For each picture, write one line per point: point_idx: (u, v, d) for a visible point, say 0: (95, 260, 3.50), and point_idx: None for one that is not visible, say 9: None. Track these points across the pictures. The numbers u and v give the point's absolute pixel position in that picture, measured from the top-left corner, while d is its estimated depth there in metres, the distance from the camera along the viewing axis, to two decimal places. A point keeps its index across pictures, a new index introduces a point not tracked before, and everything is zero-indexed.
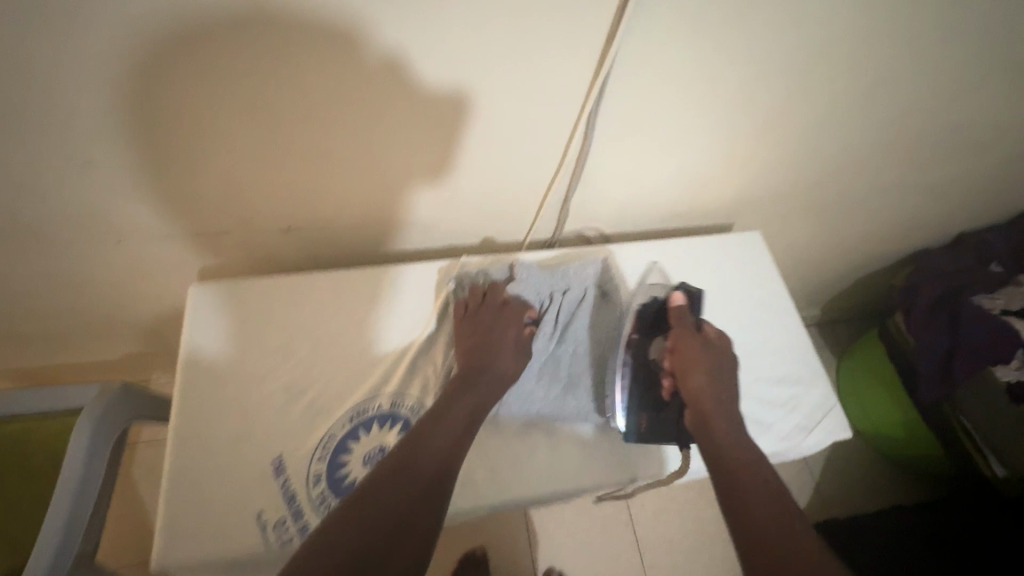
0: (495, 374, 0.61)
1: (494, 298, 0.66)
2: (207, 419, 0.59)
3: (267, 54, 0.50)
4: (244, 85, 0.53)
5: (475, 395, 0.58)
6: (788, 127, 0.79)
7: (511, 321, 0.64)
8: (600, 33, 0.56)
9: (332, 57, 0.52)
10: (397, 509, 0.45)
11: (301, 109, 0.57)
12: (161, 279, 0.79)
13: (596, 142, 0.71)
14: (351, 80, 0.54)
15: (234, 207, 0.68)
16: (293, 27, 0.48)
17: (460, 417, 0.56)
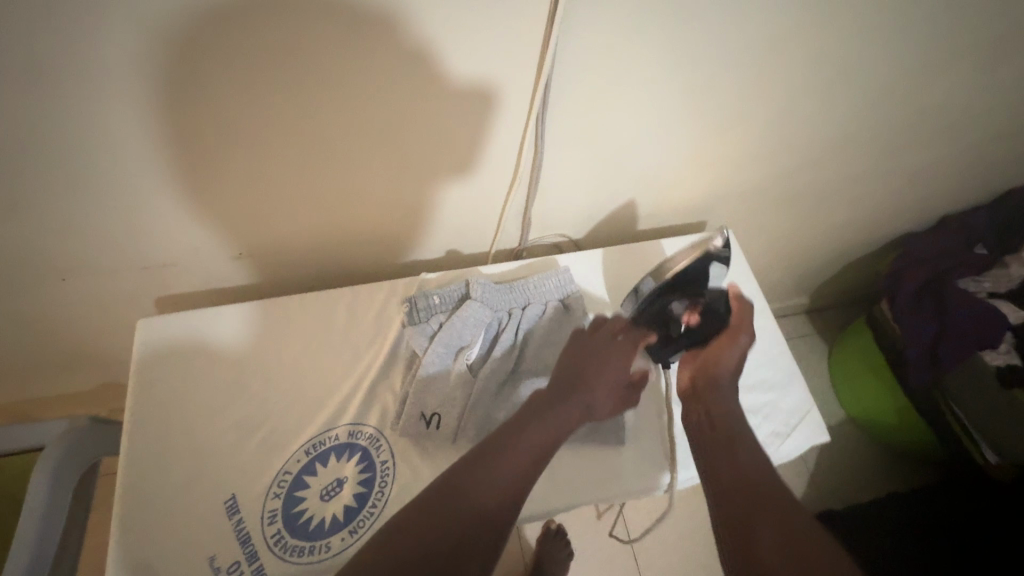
0: (590, 402, 0.57)
1: (614, 325, 0.64)
2: (159, 455, 0.58)
3: (252, 54, 0.49)
4: (221, 90, 0.52)
5: (564, 413, 0.55)
6: (754, 121, 0.76)
7: (624, 352, 0.62)
8: (535, 36, 0.54)
9: (252, 68, 0.50)
10: (471, 521, 0.44)
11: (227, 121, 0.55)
12: (119, 304, 0.78)
13: (551, 144, 0.69)
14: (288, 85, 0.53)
15: (180, 228, 0.67)
16: (205, 39, 0.47)
17: (546, 434, 0.52)
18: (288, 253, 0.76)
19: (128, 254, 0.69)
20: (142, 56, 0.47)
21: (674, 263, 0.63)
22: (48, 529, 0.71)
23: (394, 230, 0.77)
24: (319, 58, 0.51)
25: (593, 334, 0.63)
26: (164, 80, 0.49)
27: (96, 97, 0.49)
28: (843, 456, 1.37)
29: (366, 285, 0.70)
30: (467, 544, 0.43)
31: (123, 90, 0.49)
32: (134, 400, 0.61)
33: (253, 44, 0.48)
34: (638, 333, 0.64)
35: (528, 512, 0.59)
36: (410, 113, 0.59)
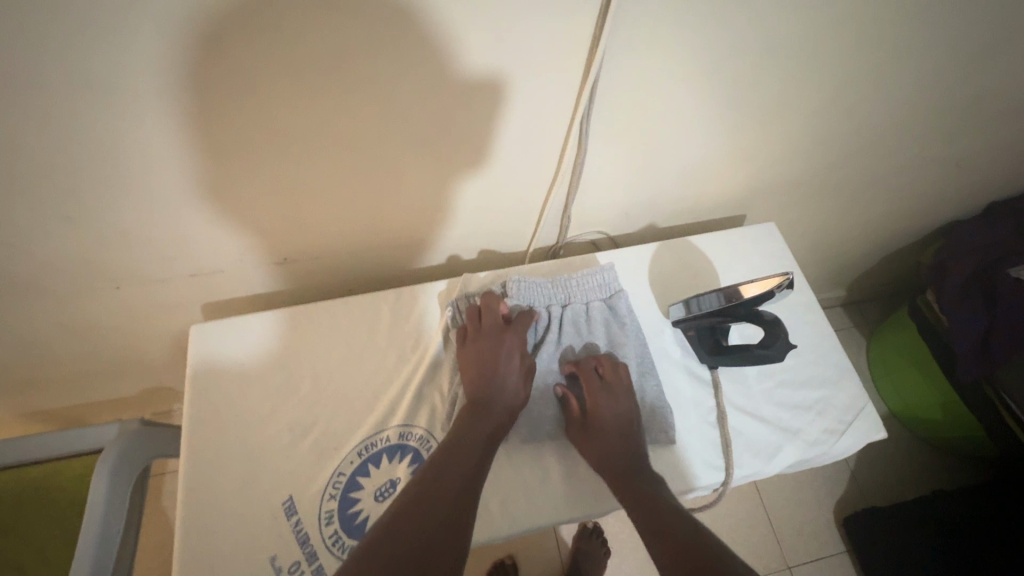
0: (508, 402, 0.58)
1: (493, 316, 0.63)
2: (216, 456, 0.60)
3: (311, 60, 0.50)
4: (278, 97, 0.53)
5: (491, 422, 0.57)
6: (799, 111, 0.74)
7: (515, 338, 0.61)
8: (584, 32, 0.54)
9: (306, 71, 0.51)
10: (438, 519, 0.47)
11: (274, 126, 0.56)
12: (169, 309, 0.81)
13: (591, 144, 0.69)
14: (336, 87, 0.53)
15: (230, 234, 0.68)
16: (261, 46, 0.48)
17: (479, 441, 0.55)
18: (332, 254, 0.78)
19: (179, 260, 0.71)
20: (202, 64, 0.48)
21: (728, 295, 0.58)
22: (109, 530, 0.73)
23: (434, 230, 0.78)
24: (371, 62, 0.51)
25: (476, 330, 0.62)
26: (220, 86, 0.50)
27: (154, 106, 0.50)
28: (886, 453, 1.33)
29: (411, 287, 0.71)
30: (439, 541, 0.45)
31: (181, 97, 0.50)
32: (190, 403, 0.62)
33: (308, 48, 0.49)
34: (524, 320, 0.63)
35: (587, 507, 0.59)
36: (455, 114, 0.60)
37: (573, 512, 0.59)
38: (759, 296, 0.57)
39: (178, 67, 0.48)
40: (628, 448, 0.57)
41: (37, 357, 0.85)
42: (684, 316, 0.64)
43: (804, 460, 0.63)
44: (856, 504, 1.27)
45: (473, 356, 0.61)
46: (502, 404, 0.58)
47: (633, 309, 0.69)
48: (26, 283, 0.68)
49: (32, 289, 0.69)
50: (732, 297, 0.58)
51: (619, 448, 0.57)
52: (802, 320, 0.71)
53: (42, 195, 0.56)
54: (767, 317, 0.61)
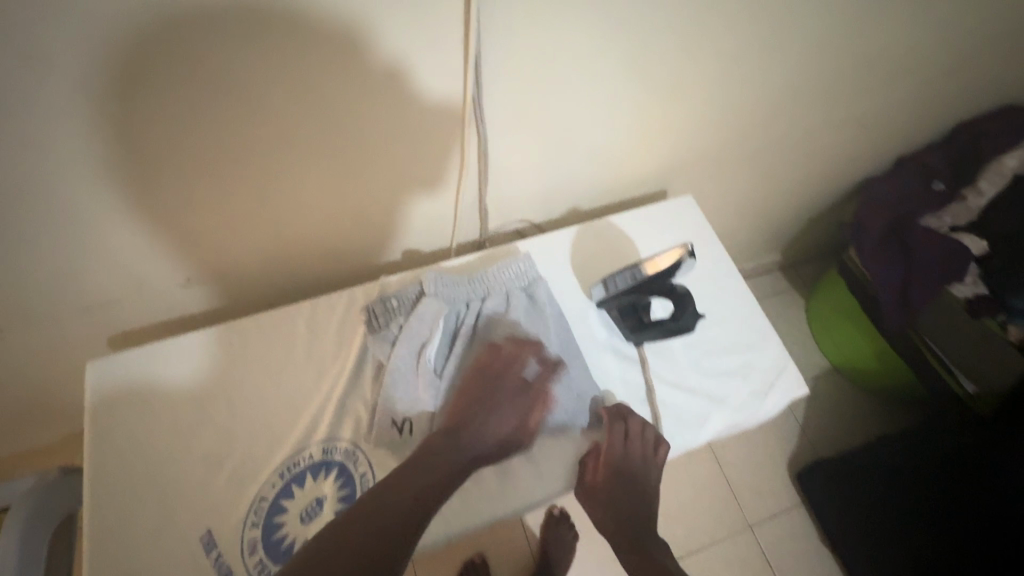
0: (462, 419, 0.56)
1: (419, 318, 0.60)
2: (123, 502, 0.56)
3: (144, 57, 0.44)
4: (119, 105, 0.47)
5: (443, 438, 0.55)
6: (702, 82, 0.74)
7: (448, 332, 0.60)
8: (455, 17, 0.51)
9: (152, 83, 0.46)
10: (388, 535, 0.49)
11: (125, 140, 0.50)
12: (63, 354, 0.74)
13: (494, 133, 0.66)
14: (185, 88, 0.48)
15: (113, 266, 0.62)
16: (94, 58, 0.43)
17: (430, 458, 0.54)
18: (241, 279, 0.72)
19: (59, 301, 0.64)
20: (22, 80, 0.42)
21: (651, 264, 0.61)
22: None
23: (348, 240, 0.74)
24: (227, 63, 0.47)
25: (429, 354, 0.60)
26: (59, 109, 0.45)
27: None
28: (832, 404, 1.39)
29: (325, 297, 0.68)
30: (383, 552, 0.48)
31: (15, 120, 0.45)
32: (89, 452, 0.58)
33: (143, 54, 0.44)
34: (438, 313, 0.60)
35: (526, 495, 0.58)
36: (335, 116, 0.56)
37: (509, 507, 0.57)
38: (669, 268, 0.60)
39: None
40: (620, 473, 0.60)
41: None
42: (606, 296, 0.65)
43: (736, 423, 0.64)
44: (808, 458, 1.32)
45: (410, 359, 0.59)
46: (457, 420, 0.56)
47: (554, 296, 0.67)
48: None
49: None
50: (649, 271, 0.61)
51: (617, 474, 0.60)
52: (719, 287, 0.72)
53: None
54: (677, 291, 0.64)
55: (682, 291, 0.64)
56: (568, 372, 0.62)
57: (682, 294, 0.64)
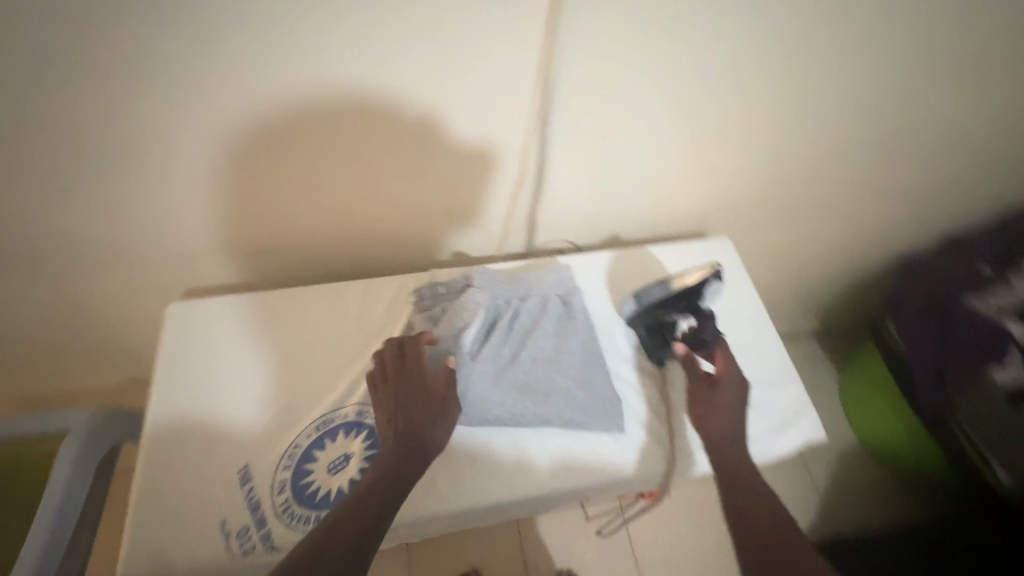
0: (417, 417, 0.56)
1: (464, 305, 0.65)
2: (176, 427, 0.62)
3: (275, 44, 0.53)
4: (246, 83, 0.56)
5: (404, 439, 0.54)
6: (753, 135, 0.79)
7: (484, 321, 0.65)
8: (536, 48, 0.59)
9: (280, 71, 0.55)
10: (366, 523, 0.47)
11: (245, 112, 0.59)
12: (146, 299, 0.83)
13: (553, 154, 0.72)
14: (299, 74, 0.56)
15: (207, 223, 0.71)
16: (241, 42, 0.52)
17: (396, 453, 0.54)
18: (306, 253, 0.80)
19: (155, 249, 0.74)
20: (181, 53, 0.52)
21: (682, 277, 0.69)
22: (68, 509, 0.75)
23: (406, 236, 0.81)
24: (341, 62, 0.56)
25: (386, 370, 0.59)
26: (204, 81, 0.55)
27: (143, 93, 0.55)
28: (858, 481, 1.34)
29: (379, 280, 0.75)
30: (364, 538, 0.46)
31: (168, 87, 0.55)
32: (157, 379, 0.65)
33: (279, 47, 0.53)
34: (481, 303, 0.66)
35: (558, 485, 0.61)
36: (418, 119, 0.63)
37: (518, 494, 0.60)
38: (694, 280, 0.68)
39: (162, 57, 0.52)
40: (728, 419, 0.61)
41: (12, 342, 0.87)
42: (635, 309, 0.70)
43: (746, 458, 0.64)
44: (826, 533, 1.26)
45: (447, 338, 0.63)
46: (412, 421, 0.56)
47: (588, 309, 0.72)
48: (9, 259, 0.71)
49: (18, 269, 0.73)
50: (682, 281, 0.69)
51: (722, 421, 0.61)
52: (746, 324, 0.75)
53: (37, 175, 0.61)
54: (700, 310, 0.69)
55: (705, 312, 0.69)
56: (591, 376, 0.65)
57: (705, 314, 0.69)
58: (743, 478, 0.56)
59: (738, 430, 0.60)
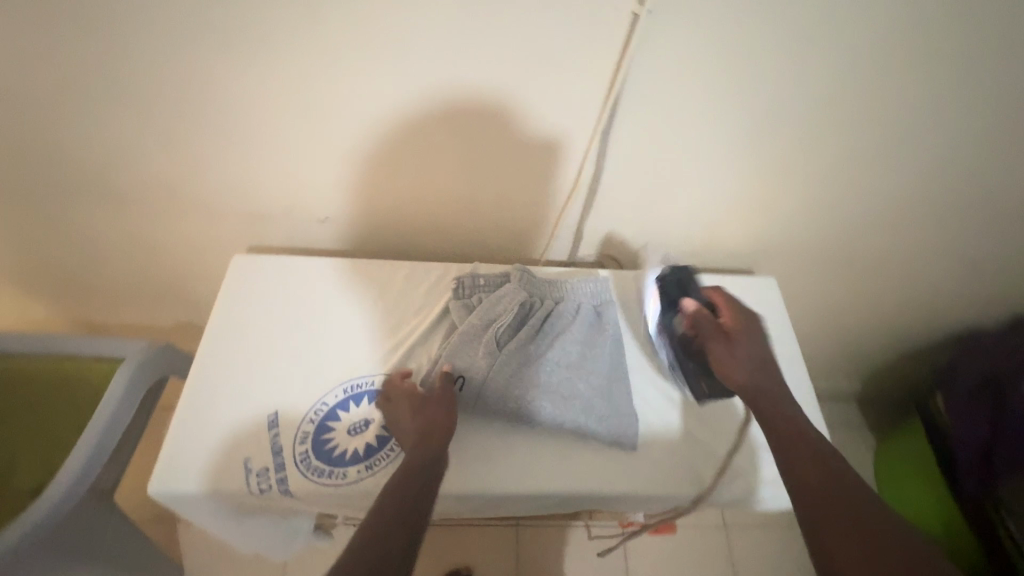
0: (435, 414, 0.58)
1: (501, 300, 0.68)
2: (221, 367, 0.67)
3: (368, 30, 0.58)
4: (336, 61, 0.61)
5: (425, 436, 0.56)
6: (818, 180, 0.78)
7: (517, 317, 0.67)
8: (608, 64, 0.61)
9: (368, 54, 0.60)
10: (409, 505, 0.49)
11: (331, 88, 0.64)
12: (214, 249, 0.90)
13: (610, 168, 0.74)
14: (384, 59, 0.61)
15: (281, 187, 0.77)
16: (338, 25, 0.57)
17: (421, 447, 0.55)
18: (360, 230, 0.85)
19: (230, 204, 0.80)
20: (285, 29, 0.58)
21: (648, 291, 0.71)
22: (113, 426, 0.83)
23: (456, 226, 0.84)
24: (424, 53, 0.60)
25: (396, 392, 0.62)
26: (301, 55, 0.61)
27: (247, 60, 0.61)
28: None
29: (425, 265, 0.78)
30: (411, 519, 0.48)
31: (269, 58, 0.61)
32: (213, 320, 0.71)
33: (370, 33, 0.58)
34: (517, 299, 0.68)
35: (566, 489, 0.61)
36: (485, 115, 0.67)
37: (524, 489, 0.61)
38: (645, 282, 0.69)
39: (272, 30, 0.58)
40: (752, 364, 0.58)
41: (95, 269, 0.96)
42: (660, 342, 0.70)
43: (765, 491, 0.64)
44: None
45: (480, 327, 0.66)
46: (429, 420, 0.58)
47: (619, 324, 0.73)
48: (109, 193, 0.79)
49: (113, 203, 0.81)
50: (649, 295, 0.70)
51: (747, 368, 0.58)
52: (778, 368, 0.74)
53: (145, 122, 0.69)
54: (687, 299, 0.66)
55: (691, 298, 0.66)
56: (613, 388, 0.66)
57: (694, 300, 0.65)
58: (792, 424, 0.53)
59: (763, 375, 0.58)
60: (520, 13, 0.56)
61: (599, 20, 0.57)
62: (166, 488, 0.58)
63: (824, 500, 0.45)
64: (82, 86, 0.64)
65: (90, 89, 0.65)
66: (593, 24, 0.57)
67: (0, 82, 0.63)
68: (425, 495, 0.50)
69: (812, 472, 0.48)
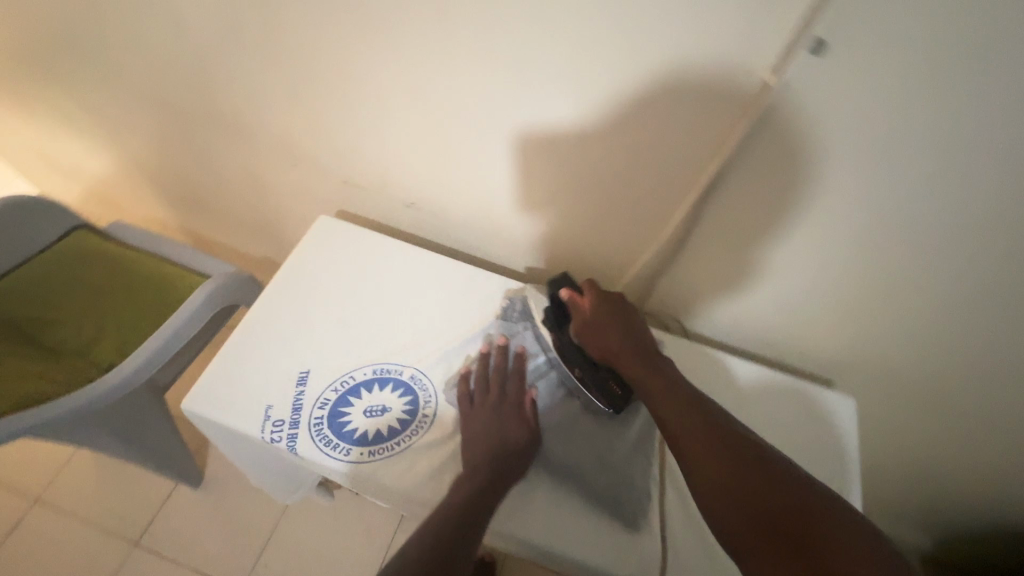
0: (476, 443, 0.59)
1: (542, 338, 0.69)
2: (277, 311, 0.72)
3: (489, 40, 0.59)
4: (454, 63, 0.63)
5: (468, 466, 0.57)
6: (941, 321, 0.66)
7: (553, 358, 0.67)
8: (722, 128, 0.57)
9: (483, 62, 0.62)
10: (452, 536, 0.49)
11: (445, 86, 0.66)
12: (309, 202, 0.96)
13: (699, 231, 0.69)
14: (499, 70, 0.62)
15: (379, 164, 0.81)
16: (462, 30, 0.59)
17: (462, 477, 0.56)
18: (444, 223, 0.87)
19: (333, 168, 0.86)
20: (415, 24, 0.61)
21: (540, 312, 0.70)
22: (182, 331, 0.91)
23: (531, 240, 0.83)
24: (537, 72, 0.60)
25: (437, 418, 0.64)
26: (425, 51, 0.63)
27: (376, 45, 0.65)
28: None
29: (487, 273, 0.78)
30: (455, 551, 0.48)
31: (396, 46, 0.64)
32: (286, 266, 0.76)
33: (491, 44, 0.59)
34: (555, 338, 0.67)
35: (562, 549, 0.56)
36: (585, 145, 0.66)
37: (518, 533, 0.57)
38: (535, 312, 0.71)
39: (405, 20, 0.61)
40: (633, 343, 0.60)
41: (213, 192, 1.08)
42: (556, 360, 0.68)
43: None
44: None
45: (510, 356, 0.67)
46: (474, 451, 0.58)
47: None
48: (237, 128, 0.88)
49: (240, 142, 0.90)
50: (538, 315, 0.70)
51: (627, 347, 0.59)
52: None
53: (280, 79, 0.75)
54: (563, 297, 0.66)
55: (564, 295, 0.66)
56: (639, 460, 0.62)
57: (565, 295, 0.66)
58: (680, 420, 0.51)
59: (638, 348, 0.59)
60: (644, 53, 0.54)
61: (728, 80, 0.53)
62: (195, 408, 0.63)
63: (730, 504, 0.44)
64: (239, 34, 0.71)
65: (245, 43, 0.72)
66: (716, 83, 0.54)
67: (181, 20, 0.73)
68: (473, 526, 0.51)
69: (693, 432, 0.49)
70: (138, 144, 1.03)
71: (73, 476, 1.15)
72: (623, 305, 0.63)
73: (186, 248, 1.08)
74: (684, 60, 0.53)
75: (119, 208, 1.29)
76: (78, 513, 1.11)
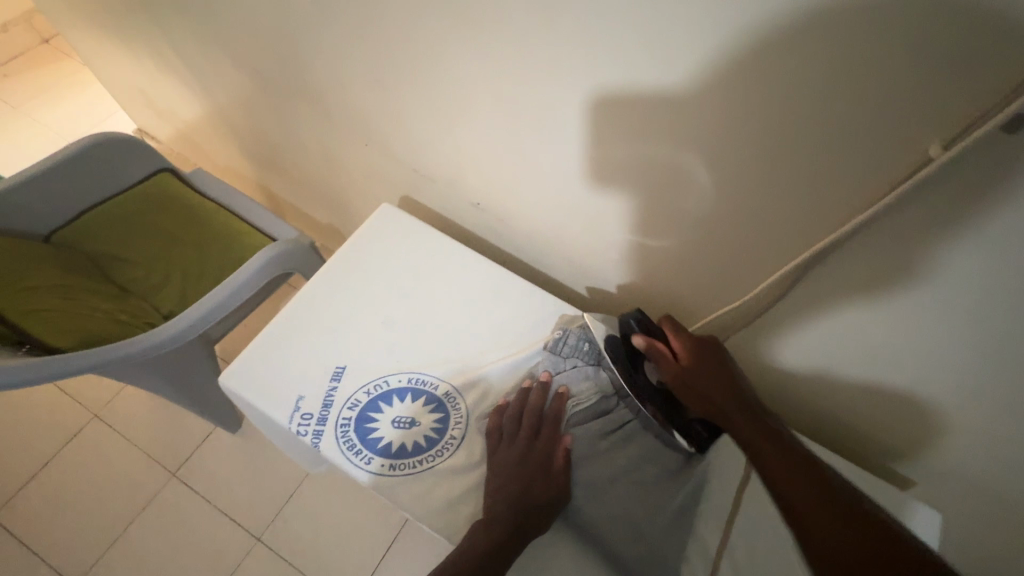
0: (499, 490, 0.56)
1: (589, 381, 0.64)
2: (327, 298, 0.70)
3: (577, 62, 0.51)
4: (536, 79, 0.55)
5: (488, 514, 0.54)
6: None
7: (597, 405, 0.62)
8: (845, 200, 0.46)
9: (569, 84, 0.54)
10: None
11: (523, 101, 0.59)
12: (375, 180, 0.94)
13: (795, 294, 0.57)
14: (584, 94, 0.53)
15: (450, 160, 0.76)
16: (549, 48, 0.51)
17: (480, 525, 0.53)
18: (509, 229, 0.82)
19: (405, 154, 0.83)
20: (498, 34, 0.54)
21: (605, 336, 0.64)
22: (239, 292, 0.92)
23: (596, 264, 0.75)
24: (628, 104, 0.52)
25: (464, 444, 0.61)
26: (506, 62, 0.56)
27: (457, 47, 0.59)
28: None
29: (544, 293, 0.72)
30: None
31: (476, 51, 0.58)
32: (343, 250, 0.74)
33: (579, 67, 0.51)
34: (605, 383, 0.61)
35: None
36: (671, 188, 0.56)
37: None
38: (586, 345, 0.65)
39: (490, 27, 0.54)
40: (722, 387, 0.56)
41: (288, 155, 1.08)
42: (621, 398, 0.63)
43: None
44: None
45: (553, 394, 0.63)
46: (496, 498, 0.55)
47: None
48: (316, 101, 0.86)
49: (318, 113, 0.88)
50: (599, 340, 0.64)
51: (716, 390, 0.56)
52: None
53: (360, 61, 0.71)
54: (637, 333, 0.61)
55: (640, 331, 0.61)
56: None
57: (639, 334, 0.61)
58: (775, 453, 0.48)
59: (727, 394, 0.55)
60: (760, 105, 0.44)
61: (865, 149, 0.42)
62: (232, 385, 0.64)
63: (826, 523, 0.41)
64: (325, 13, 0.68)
65: (330, 22, 0.69)
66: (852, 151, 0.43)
67: None
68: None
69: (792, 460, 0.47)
70: (226, 97, 1.04)
71: (130, 398, 1.23)
72: (710, 347, 0.58)
73: (257, 205, 1.10)
74: (812, 121, 0.43)
75: (205, 153, 1.33)
76: (127, 435, 1.19)
